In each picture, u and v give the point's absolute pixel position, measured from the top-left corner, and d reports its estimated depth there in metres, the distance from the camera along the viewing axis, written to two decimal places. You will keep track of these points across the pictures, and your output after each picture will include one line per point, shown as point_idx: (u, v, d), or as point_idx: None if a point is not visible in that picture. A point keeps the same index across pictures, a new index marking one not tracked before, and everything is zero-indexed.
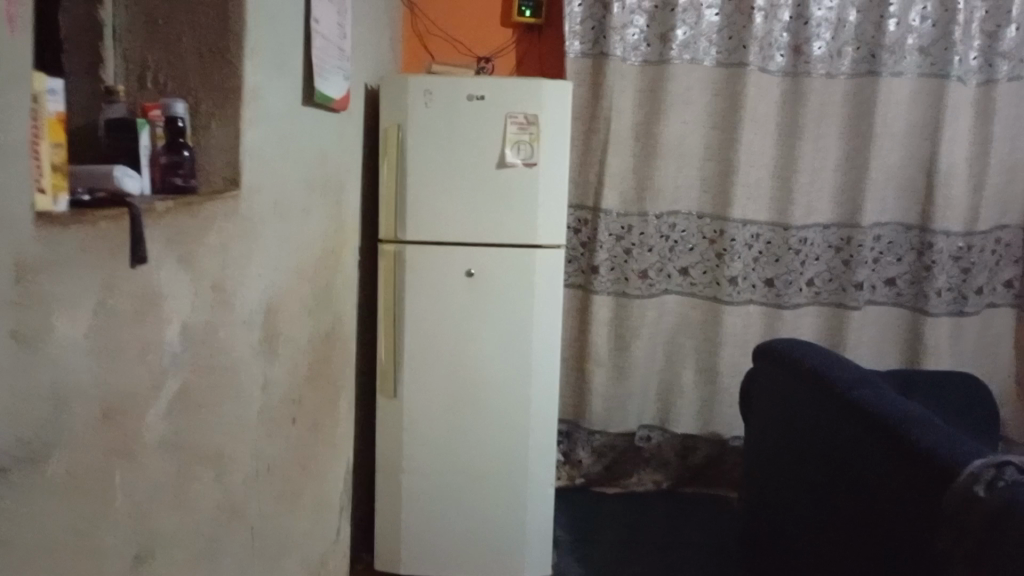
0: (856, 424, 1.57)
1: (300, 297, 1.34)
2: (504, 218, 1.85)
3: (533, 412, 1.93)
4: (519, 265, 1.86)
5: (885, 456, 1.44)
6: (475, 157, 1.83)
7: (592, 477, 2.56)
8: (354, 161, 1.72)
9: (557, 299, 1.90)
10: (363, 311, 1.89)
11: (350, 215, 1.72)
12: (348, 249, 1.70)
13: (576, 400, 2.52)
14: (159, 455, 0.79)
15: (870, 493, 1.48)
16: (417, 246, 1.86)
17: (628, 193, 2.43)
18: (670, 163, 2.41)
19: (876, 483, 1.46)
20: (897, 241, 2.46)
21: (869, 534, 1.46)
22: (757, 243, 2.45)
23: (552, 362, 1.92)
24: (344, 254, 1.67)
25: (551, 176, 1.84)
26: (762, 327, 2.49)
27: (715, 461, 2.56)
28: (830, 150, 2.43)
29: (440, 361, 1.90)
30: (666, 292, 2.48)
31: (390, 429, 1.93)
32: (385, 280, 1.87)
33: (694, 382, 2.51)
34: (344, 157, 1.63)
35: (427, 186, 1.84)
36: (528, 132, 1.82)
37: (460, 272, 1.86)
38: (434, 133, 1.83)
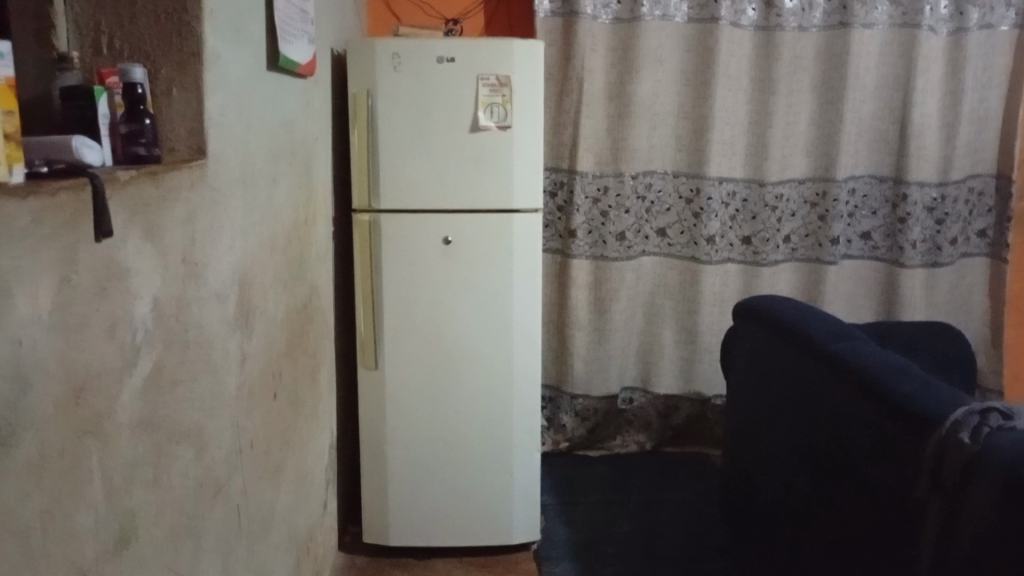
0: (836, 379, 1.58)
1: (274, 270, 1.31)
2: (479, 183, 1.82)
3: (516, 378, 1.92)
4: (497, 230, 1.84)
5: (866, 408, 1.45)
6: (447, 122, 1.80)
7: (575, 441, 2.57)
8: (322, 129, 1.68)
9: (536, 264, 1.88)
10: (339, 283, 1.86)
11: (321, 185, 1.68)
12: (320, 220, 1.67)
13: (557, 366, 2.51)
14: (136, 435, 0.76)
15: (851, 446, 1.49)
16: (392, 214, 1.82)
17: (603, 155, 2.41)
18: (643, 123, 2.39)
19: (857, 436, 1.47)
20: (871, 194, 2.47)
21: (852, 487, 1.48)
22: (733, 201, 2.45)
23: (533, 327, 1.91)
24: (316, 226, 1.63)
25: (525, 138, 1.81)
26: (740, 284, 2.50)
27: (696, 420, 2.59)
28: (803, 104, 2.41)
29: (420, 331, 1.88)
30: (643, 253, 2.47)
31: (372, 400, 1.92)
32: (361, 251, 1.85)
33: (674, 342, 2.52)
34: (312, 125, 1.59)
35: (398, 153, 1.80)
36: (501, 93, 1.79)
37: (437, 240, 1.84)
38: (404, 98, 1.79)
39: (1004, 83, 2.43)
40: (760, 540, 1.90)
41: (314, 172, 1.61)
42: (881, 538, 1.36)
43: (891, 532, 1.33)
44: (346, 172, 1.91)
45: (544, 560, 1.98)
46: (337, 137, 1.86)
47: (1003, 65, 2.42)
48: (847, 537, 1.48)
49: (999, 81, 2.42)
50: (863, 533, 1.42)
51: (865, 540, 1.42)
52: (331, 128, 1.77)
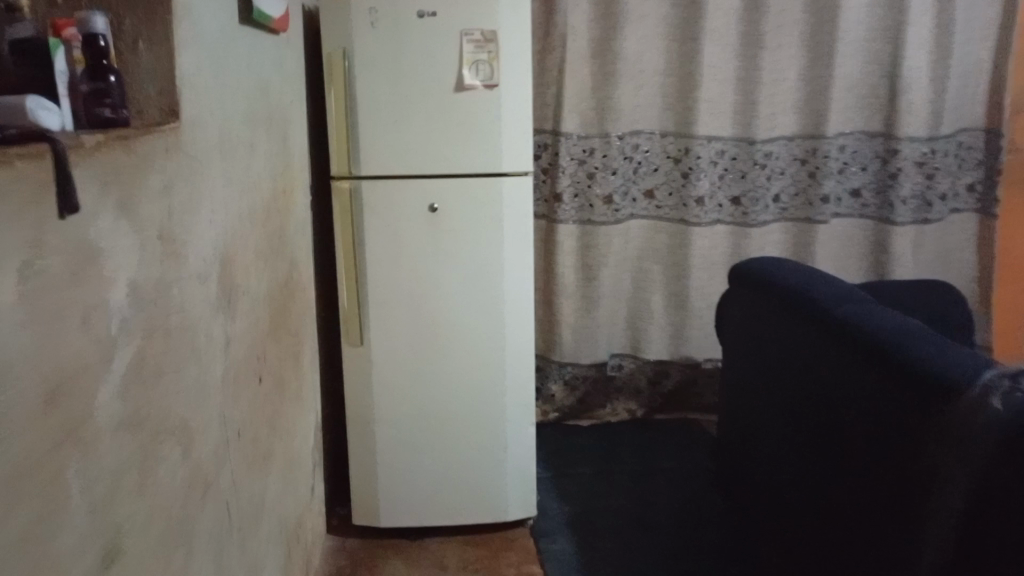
0: (841, 345, 1.53)
1: (254, 245, 1.20)
2: (465, 147, 1.72)
3: (509, 350, 1.84)
4: (486, 196, 1.75)
5: (875, 374, 1.40)
6: (430, 82, 1.69)
7: (564, 410, 2.51)
8: (297, 92, 1.56)
9: (527, 231, 1.79)
10: (319, 255, 1.75)
11: (298, 152, 1.57)
12: (298, 189, 1.56)
13: (544, 333, 2.45)
14: (118, 435, 0.67)
15: (859, 414, 1.44)
16: (374, 181, 1.72)
17: (587, 116, 2.32)
18: (629, 81, 2.29)
19: (865, 404, 1.42)
20: (860, 150, 2.42)
21: (859, 456, 1.43)
22: (722, 160, 2.38)
23: (525, 297, 1.83)
24: (295, 196, 1.53)
25: (513, 98, 1.72)
26: (730, 247, 2.44)
27: (686, 385, 2.54)
28: (792, 59, 2.33)
29: (407, 304, 1.79)
30: (631, 216, 2.39)
31: (358, 378, 1.83)
32: (342, 222, 1.74)
33: (664, 308, 2.46)
34: (286, 87, 1.47)
35: (379, 117, 1.69)
36: (487, 49, 1.68)
37: (423, 208, 1.74)
38: (384, 57, 1.67)
39: (995, 34, 2.37)
40: (762, 508, 1.86)
41: (290, 137, 1.50)
42: (894, 507, 1.31)
43: (906, 499, 1.28)
44: (321, 138, 1.79)
45: (541, 537, 1.92)
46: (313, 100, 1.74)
47: (993, 16, 2.35)
48: (857, 512, 1.43)
49: (990, 33, 2.37)
50: (874, 500, 1.37)
51: (877, 507, 1.37)
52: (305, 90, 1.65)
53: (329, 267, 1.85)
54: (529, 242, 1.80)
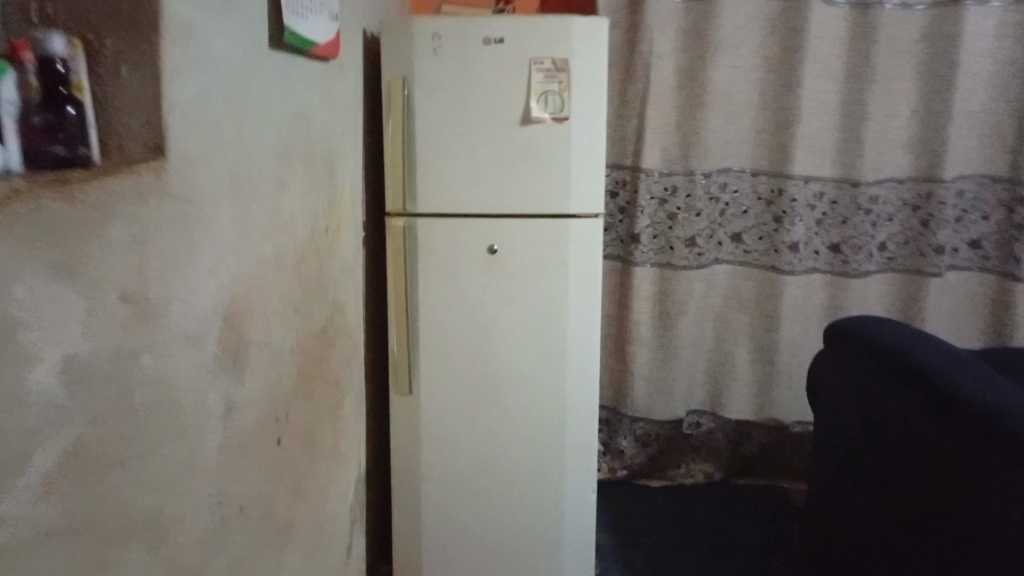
0: (952, 419, 1.36)
1: (281, 292, 1.08)
2: (530, 184, 1.57)
3: (570, 408, 1.67)
4: (550, 239, 1.59)
5: (998, 459, 1.23)
6: (495, 113, 1.55)
7: (634, 469, 2.31)
8: (350, 122, 1.46)
9: (595, 280, 1.62)
10: (368, 296, 1.63)
11: (348, 186, 1.45)
12: (344, 227, 1.44)
13: (616, 384, 2.26)
14: (35, 550, 0.54)
15: (986, 503, 1.25)
16: (430, 219, 1.59)
17: (670, 151, 2.14)
18: (718, 115, 2.11)
19: (996, 492, 1.23)
20: (981, 196, 2.14)
21: (975, 550, 1.27)
22: (820, 203, 2.15)
23: (591, 350, 1.66)
24: (342, 234, 1.41)
25: (585, 133, 1.56)
26: (826, 298, 2.20)
27: (771, 448, 2.29)
28: (903, 93, 2.10)
29: (461, 353, 1.65)
30: (716, 261, 2.19)
31: (406, 430, 1.69)
32: (395, 262, 1.61)
33: (749, 362, 2.23)
34: (336, 117, 1.36)
35: (438, 151, 1.57)
36: (558, 79, 1.54)
37: (481, 249, 1.60)
38: (446, 86, 1.55)
39: None
40: None
41: (338, 170, 1.38)
42: None
43: None
44: (377, 171, 1.68)
45: None
46: (370, 131, 1.63)
47: None
48: None
49: None
50: None
51: None
52: (360, 121, 1.53)
53: (381, 309, 1.72)
54: (597, 290, 1.63)
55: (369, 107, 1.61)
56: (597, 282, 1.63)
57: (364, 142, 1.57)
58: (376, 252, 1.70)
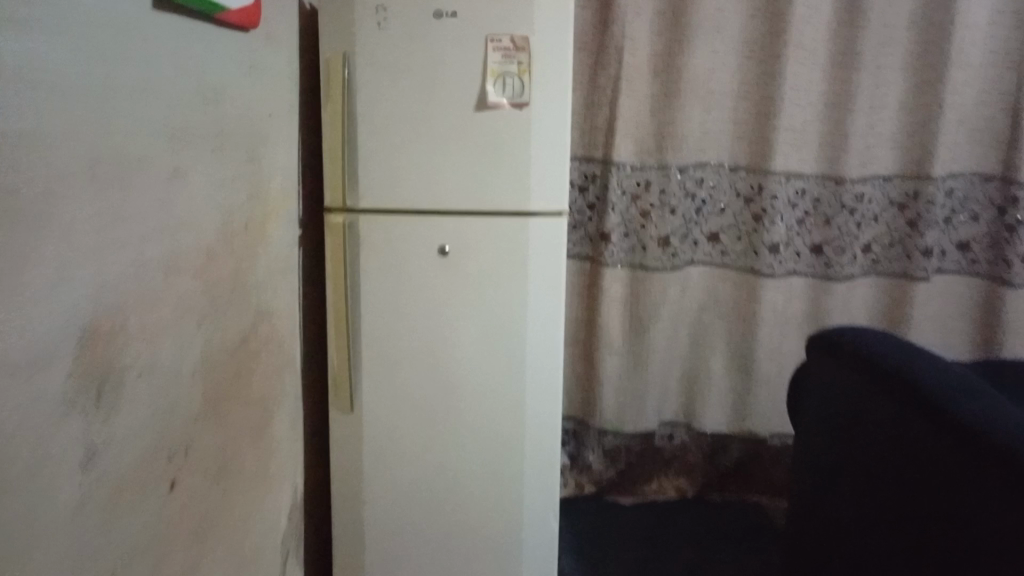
0: (942, 432, 1.22)
1: (178, 301, 0.91)
2: (486, 177, 1.40)
3: (528, 427, 1.51)
4: (509, 239, 1.42)
5: (992, 489, 1.08)
6: (447, 97, 1.38)
7: (603, 484, 2.17)
8: (280, 105, 1.27)
9: (558, 285, 1.45)
10: (304, 302, 1.45)
11: (279, 177, 1.28)
12: (275, 224, 1.26)
13: (584, 393, 2.11)
14: None
15: (976, 523, 1.10)
16: (374, 217, 1.41)
17: (644, 144, 1.98)
18: (695, 105, 1.96)
19: (988, 510, 1.08)
20: (971, 196, 2.01)
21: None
22: (801, 201, 2.01)
23: (554, 363, 1.49)
24: (269, 232, 1.23)
25: (547, 120, 1.39)
26: (807, 302, 2.06)
27: (750, 461, 2.15)
28: (892, 84, 1.96)
29: (409, 365, 1.48)
30: (691, 262, 2.04)
31: (349, 449, 1.53)
32: (334, 264, 1.43)
33: (726, 371, 2.09)
34: (261, 97, 1.18)
35: (383, 139, 1.39)
36: (517, 59, 1.37)
37: (432, 250, 1.43)
38: (392, 66, 1.37)
39: None
40: None
41: (265, 158, 1.21)
42: None
43: None
44: (317, 161, 1.50)
45: None
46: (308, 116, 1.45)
47: None
48: None
49: None
50: None
51: None
52: (296, 104, 1.37)
53: (321, 316, 1.54)
54: (559, 297, 1.46)
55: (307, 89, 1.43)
56: (560, 288, 1.46)
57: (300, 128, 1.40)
58: (315, 252, 1.52)
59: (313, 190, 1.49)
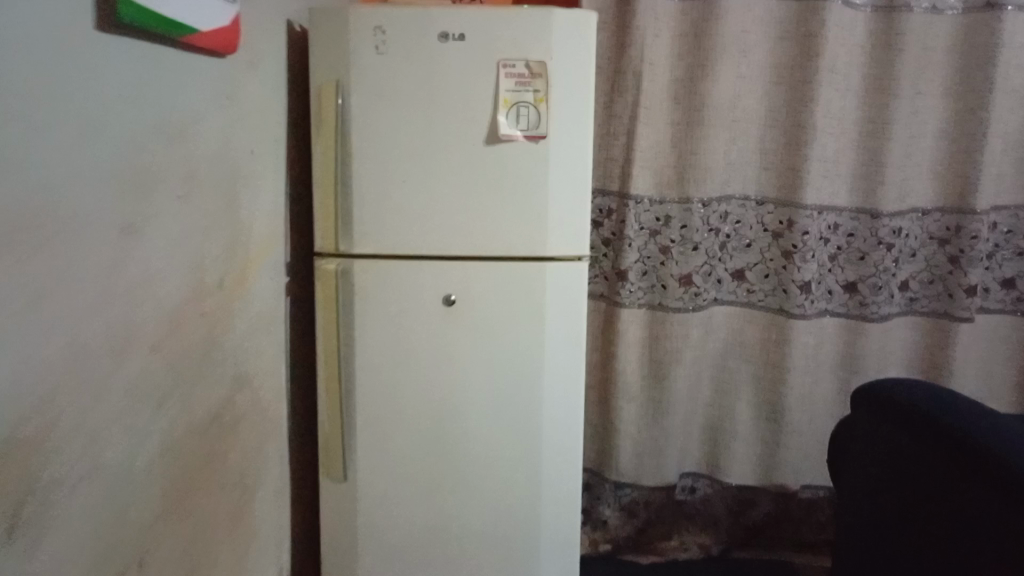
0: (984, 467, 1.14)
1: (130, 383, 0.75)
2: (496, 217, 1.24)
3: (542, 496, 1.34)
4: (521, 286, 1.26)
5: (995, 504, 1.11)
6: (452, 129, 1.23)
7: (618, 541, 1.99)
8: (264, 138, 1.12)
9: (577, 337, 1.30)
10: (292, 357, 1.29)
11: (261, 221, 1.12)
12: (256, 275, 1.10)
13: (599, 444, 1.94)
14: None
15: None
16: (371, 261, 1.26)
17: (664, 175, 1.83)
18: (720, 133, 1.80)
19: None
20: (1017, 230, 1.85)
21: None
22: (834, 236, 1.85)
23: (573, 425, 1.33)
24: (249, 285, 1.07)
25: (566, 154, 1.24)
26: (841, 345, 1.90)
27: (780, 517, 1.98)
28: (931, 110, 1.80)
29: (409, 429, 1.31)
30: (714, 301, 1.88)
31: (341, 522, 1.35)
32: (326, 315, 1.26)
33: (754, 419, 1.93)
34: (240, 130, 1.02)
35: (381, 176, 1.24)
36: (532, 87, 1.21)
37: (436, 299, 1.27)
38: (391, 94, 1.22)
39: None
40: None
41: (246, 200, 1.05)
42: None
43: None
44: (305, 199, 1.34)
45: None
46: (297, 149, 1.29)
47: None
48: None
49: None
50: None
51: None
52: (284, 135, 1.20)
53: (311, 371, 1.38)
54: (578, 351, 1.30)
55: (295, 119, 1.27)
56: (579, 341, 1.30)
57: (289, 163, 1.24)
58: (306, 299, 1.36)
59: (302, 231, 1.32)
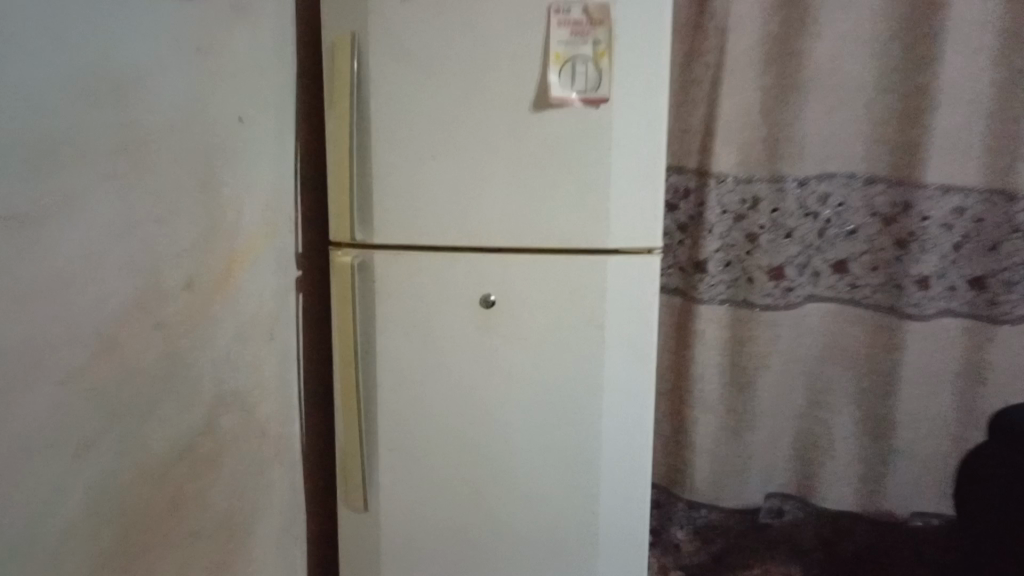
0: None
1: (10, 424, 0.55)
2: (545, 201, 1.02)
3: (602, 539, 1.11)
4: (576, 285, 1.03)
5: None
6: (491, 91, 1.00)
7: (692, 568, 1.75)
8: (252, 104, 0.92)
9: (646, 349, 1.06)
10: (300, 363, 1.10)
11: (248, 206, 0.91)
12: (244, 271, 0.91)
13: (671, 457, 1.70)
14: None
15: None
16: (394, 253, 1.05)
17: (749, 149, 1.55)
18: (817, 98, 1.50)
19: None
20: None
21: None
22: (960, 221, 1.47)
23: (638, 456, 1.09)
24: (231, 282, 0.87)
25: (632, 121, 0.99)
26: (964, 356, 1.51)
27: (886, 552, 1.63)
28: None
29: (440, 452, 1.10)
30: (809, 299, 1.58)
31: (361, 554, 1.16)
32: (342, 317, 1.07)
33: (855, 434, 1.61)
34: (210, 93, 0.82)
35: (405, 151, 1.02)
36: (592, 38, 0.97)
37: (472, 300, 1.05)
38: (417, 49, 1.00)
39: None
40: None
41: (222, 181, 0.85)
42: None
43: None
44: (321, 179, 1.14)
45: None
46: (305, 118, 1.09)
47: None
48: None
49: None
50: None
51: None
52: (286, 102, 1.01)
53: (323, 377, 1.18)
54: (645, 367, 1.06)
55: (303, 82, 1.08)
56: (648, 354, 1.06)
57: (291, 135, 1.04)
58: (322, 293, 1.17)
59: (314, 215, 1.13)
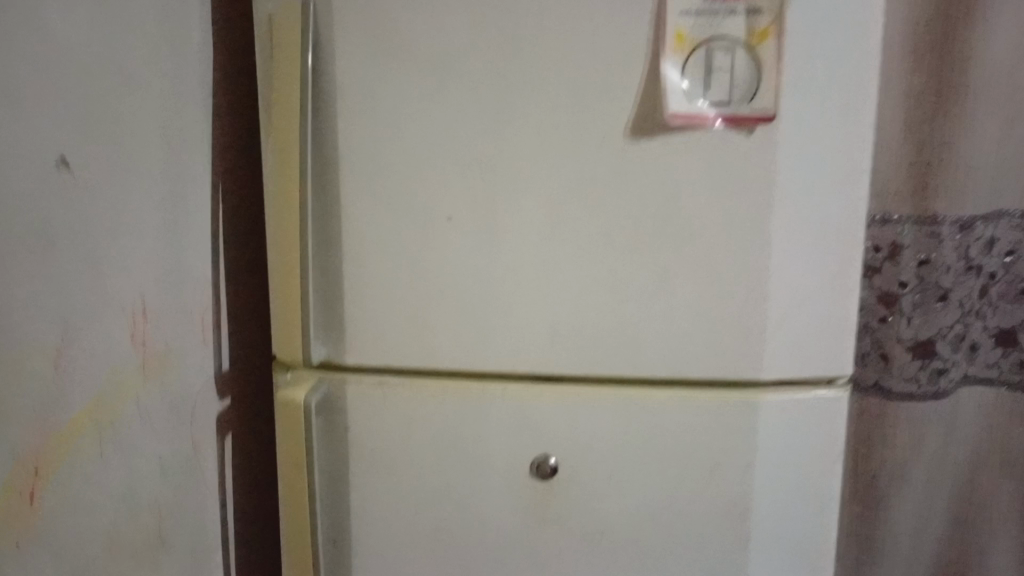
0: None
1: None
2: (645, 299, 0.57)
3: None
4: (702, 444, 0.58)
5: None
6: (553, 108, 0.55)
7: None
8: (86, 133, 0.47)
9: (816, 557, 0.61)
10: (219, 548, 0.67)
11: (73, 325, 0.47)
12: (72, 457, 0.47)
13: None
14: None
15: None
16: (379, 381, 0.61)
17: (887, 161, 0.82)
18: (992, 68, 0.78)
19: None
20: None
21: None
22: None
23: None
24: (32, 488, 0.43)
25: (812, 159, 0.55)
26: None
27: None
28: None
29: None
30: (972, 402, 0.83)
31: None
32: (290, 496, 0.61)
33: None
34: None
35: (400, 210, 0.58)
36: (746, 2, 0.52)
37: (510, 465, 0.60)
38: (419, 33, 0.56)
39: None
40: None
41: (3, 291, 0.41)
42: None
43: None
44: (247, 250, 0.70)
45: None
46: (224, 152, 0.66)
47: None
48: None
49: None
50: None
51: None
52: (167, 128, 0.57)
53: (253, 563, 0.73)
54: None
55: (220, 90, 0.65)
56: (818, 564, 0.61)
57: (197, 180, 0.61)
58: (261, 421, 0.74)
59: (242, 302, 0.70)
